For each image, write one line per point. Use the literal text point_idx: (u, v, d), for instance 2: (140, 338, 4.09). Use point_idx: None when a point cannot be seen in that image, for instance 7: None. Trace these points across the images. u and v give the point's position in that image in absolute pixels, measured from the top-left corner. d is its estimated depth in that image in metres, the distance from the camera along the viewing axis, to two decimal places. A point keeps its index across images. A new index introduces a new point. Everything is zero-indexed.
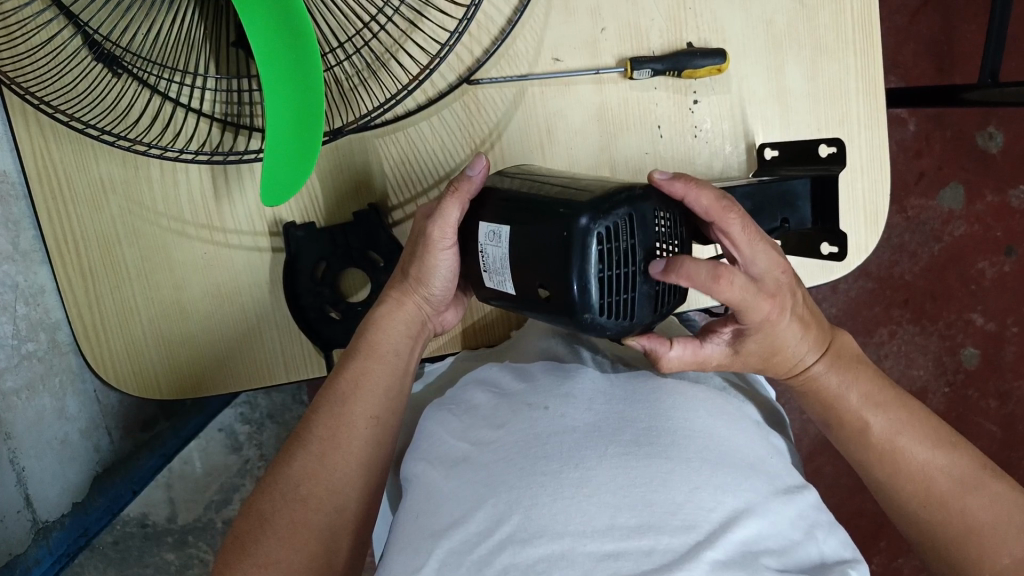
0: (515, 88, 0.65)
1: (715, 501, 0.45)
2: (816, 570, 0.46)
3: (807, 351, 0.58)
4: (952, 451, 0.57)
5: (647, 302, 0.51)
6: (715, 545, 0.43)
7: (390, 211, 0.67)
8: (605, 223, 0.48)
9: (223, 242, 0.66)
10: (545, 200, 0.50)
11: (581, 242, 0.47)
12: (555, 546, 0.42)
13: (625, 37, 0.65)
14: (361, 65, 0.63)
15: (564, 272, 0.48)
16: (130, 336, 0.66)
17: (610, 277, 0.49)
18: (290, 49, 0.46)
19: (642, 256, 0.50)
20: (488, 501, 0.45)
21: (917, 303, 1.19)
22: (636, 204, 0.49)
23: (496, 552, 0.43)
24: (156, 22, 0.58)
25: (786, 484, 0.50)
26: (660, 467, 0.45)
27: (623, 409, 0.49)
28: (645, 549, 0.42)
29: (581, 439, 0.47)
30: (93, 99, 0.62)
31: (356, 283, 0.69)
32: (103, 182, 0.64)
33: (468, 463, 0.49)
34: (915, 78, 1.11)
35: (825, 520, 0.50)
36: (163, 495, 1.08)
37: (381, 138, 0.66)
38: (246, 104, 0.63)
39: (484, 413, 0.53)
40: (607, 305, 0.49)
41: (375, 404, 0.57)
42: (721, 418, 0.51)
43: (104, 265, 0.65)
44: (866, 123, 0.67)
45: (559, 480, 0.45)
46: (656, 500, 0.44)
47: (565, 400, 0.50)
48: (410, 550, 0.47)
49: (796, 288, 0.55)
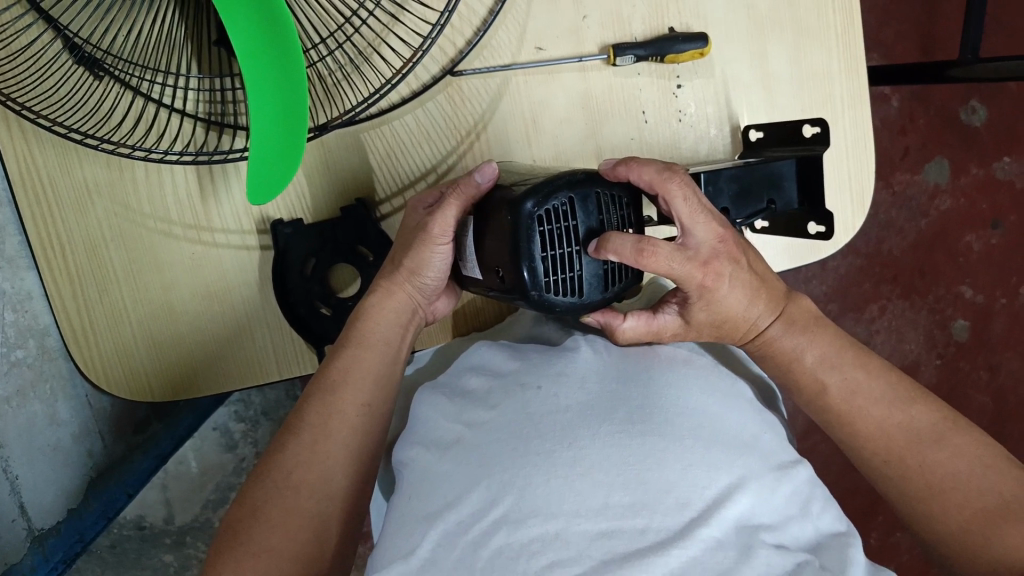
0: (498, 78, 0.65)
1: (709, 479, 0.44)
2: (813, 548, 0.47)
3: (761, 314, 0.57)
4: (914, 406, 0.57)
5: (596, 280, 0.50)
6: (710, 523, 0.42)
7: (378, 204, 0.67)
8: (546, 207, 0.47)
9: (212, 241, 0.65)
10: (500, 192, 0.50)
11: (522, 224, 0.47)
12: (549, 527, 0.42)
13: (607, 25, 0.65)
14: (343, 61, 0.62)
15: (511, 256, 0.48)
16: (119, 338, 0.66)
17: (555, 256, 0.48)
18: (273, 48, 0.46)
19: (585, 236, 0.49)
20: (481, 482, 0.44)
21: (905, 278, 1.20)
22: (578, 189, 0.49)
23: (490, 534, 0.42)
24: (137, 24, 0.58)
25: (780, 460, 0.49)
26: (655, 445, 0.44)
27: (617, 387, 0.48)
28: (640, 528, 0.42)
29: (574, 417, 0.46)
30: (76, 103, 0.61)
31: (346, 279, 0.69)
32: (88, 184, 0.63)
33: (460, 445, 0.48)
34: (900, 57, 1.12)
35: (821, 494, 0.50)
36: (158, 496, 1.08)
37: (367, 133, 0.65)
38: (229, 102, 0.63)
39: (475, 394, 0.52)
40: (553, 283, 0.48)
41: (366, 393, 0.57)
42: (713, 395, 0.50)
43: (91, 267, 0.64)
44: (849, 103, 0.67)
45: (553, 460, 0.44)
46: (651, 478, 0.43)
47: (558, 378, 0.49)
48: (402, 531, 0.46)
49: (738, 256, 0.54)
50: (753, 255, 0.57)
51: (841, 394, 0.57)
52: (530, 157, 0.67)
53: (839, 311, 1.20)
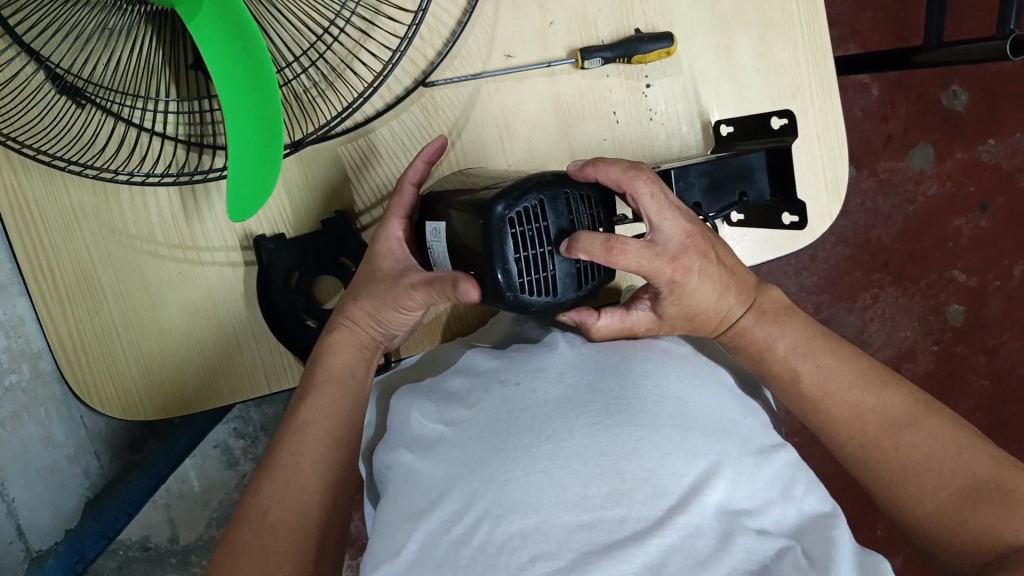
0: (470, 87, 0.67)
1: (687, 466, 0.45)
2: (796, 532, 0.47)
3: (733, 305, 0.58)
4: (886, 392, 0.58)
5: (570, 278, 0.51)
6: (689, 510, 0.43)
7: (358, 216, 0.68)
8: (517, 209, 0.49)
9: (197, 259, 0.67)
10: (472, 194, 0.52)
11: (494, 227, 0.48)
12: (529, 521, 0.43)
13: (574, 28, 0.67)
14: (317, 77, 0.64)
15: (485, 260, 0.49)
16: (112, 359, 0.67)
17: (527, 257, 0.49)
18: (240, 54, 0.49)
19: (556, 236, 0.50)
20: (462, 481, 0.45)
21: (896, 265, 1.21)
22: (547, 190, 0.50)
23: (472, 530, 0.43)
24: (116, 51, 0.60)
25: (761, 444, 0.50)
26: (631, 435, 0.45)
27: (594, 379, 0.49)
28: (619, 518, 0.43)
29: (552, 412, 0.47)
30: (59, 131, 0.63)
31: (329, 290, 0.70)
32: (74, 209, 0.64)
33: (443, 444, 0.49)
34: (876, 44, 1.16)
35: (804, 476, 0.50)
36: (162, 516, 1.09)
37: (344, 146, 0.66)
38: (209, 123, 0.64)
39: (457, 394, 0.53)
40: (528, 284, 0.50)
41: (340, 426, 0.59)
42: (692, 383, 0.51)
43: (81, 290, 0.65)
44: (817, 91, 0.69)
45: (531, 454, 0.45)
46: (628, 469, 0.44)
47: (536, 373, 0.50)
48: (389, 532, 0.47)
49: (705, 250, 0.56)
50: (720, 248, 0.58)
51: (816, 384, 0.59)
52: (505, 162, 0.68)
53: (832, 302, 1.21)
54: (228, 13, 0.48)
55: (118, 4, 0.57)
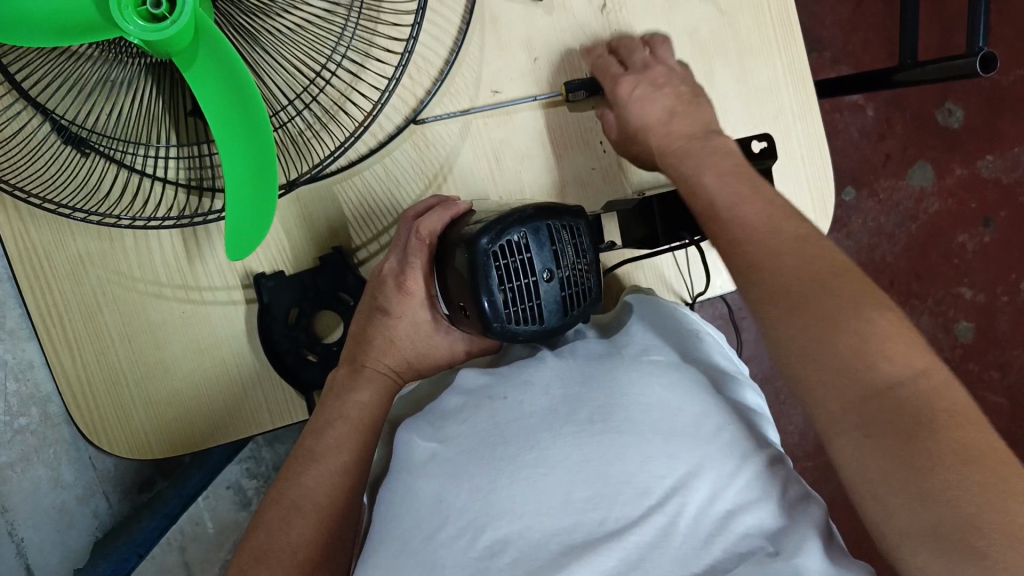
0: (459, 122, 0.69)
1: (668, 467, 0.45)
2: (778, 534, 0.45)
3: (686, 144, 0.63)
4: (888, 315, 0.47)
5: (556, 305, 0.52)
6: (665, 510, 0.44)
7: (355, 251, 0.70)
8: (501, 241, 0.50)
9: (199, 298, 0.69)
10: (462, 230, 0.54)
11: (478, 259, 0.50)
12: (513, 527, 0.44)
13: (558, 64, 0.70)
14: (311, 119, 0.66)
15: (472, 290, 0.51)
16: (119, 402, 0.68)
17: (515, 288, 0.51)
18: (231, 92, 0.51)
19: (542, 268, 0.52)
20: (453, 491, 0.46)
21: (901, 283, 1.22)
22: (530, 224, 0.51)
23: (458, 537, 0.44)
24: (118, 102, 0.62)
25: (746, 449, 0.48)
26: (614, 441, 0.46)
27: (581, 390, 0.49)
28: (598, 520, 0.44)
29: (539, 422, 0.48)
30: (64, 180, 0.65)
31: (329, 325, 0.72)
32: (81, 256, 0.67)
33: (434, 461, 0.48)
34: (868, 65, 1.18)
35: (782, 473, 0.48)
36: (178, 559, 1.06)
37: (339, 183, 0.68)
38: (209, 166, 0.67)
39: (446, 410, 0.52)
40: (515, 314, 0.51)
41: (349, 431, 0.58)
42: (681, 391, 0.50)
43: (88, 333, 0.67)
44: (799, 116, 0.71)
45: (516, 464, 0.46)
46: (610, 473, 0.45)
47: (524, 386, 0.51)
48: (380, 543, 0.48)
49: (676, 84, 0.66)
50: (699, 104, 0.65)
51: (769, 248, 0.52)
52: (496, 194, 0.70)
53: None
54: (218, 53, 0.51)
55: (120, 56, 0.60)
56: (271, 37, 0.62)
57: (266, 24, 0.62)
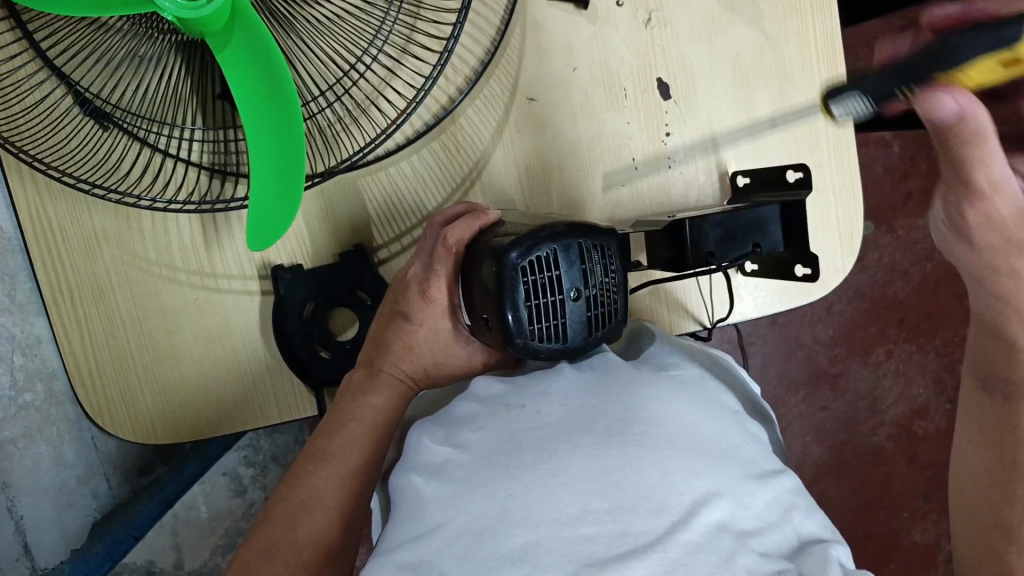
0: (493, 126, 0.68)
1: (687, 485, 0.44)
2: (793, 554, 0.45)
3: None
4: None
5: (581, 323, 0.51)
6: (689, 527, 0.42)
7: (376, 250, 0.69)
8: (531, 256, 0.49)
9: (214, 286, 0.67)
10: (491, 241, 0.53)
11: (507, 273, 0.49)
12: (531, 535, 0.41)
13: (597, 75, 0.68)
14: (341, 112, 0.65)
15: (497, 303, 0.50)
16: (125, 384, 0.67)
17: (540, 304, 0.50)
18: (264, 79, 0.50)
19: (569, 286, 0.50)
20: (467, 502, 0.44)
21: (912, 321, 1.21)
22: (562, 239, 0.50)
23: (475, 546, 0.42)
24: (144, 79, 0.61)
25: (761, 469, 0.49)
26: (632, 454, 0.44)
27: (597, 402, 0.48)
28: (620, 532, 0.42)
29: (556, 432, 0.46)
30: (85, 155, 0.64)
31: (345, 322, 0.71)
32: (97, 234, 0.65)
33: (451, 466, 0.47)
34: None
35: (804, 502, 0.49)
36: (168, 542, 1.07)
37: (365, 180, 0.67)
38: (233, 153, 0.66)
39: (460, 420, 0.51)
40: (539, 331, 0.50)
41: (361, 434, 0.57)
42: (694, 406, 0.49)
43: (98, 313, 0.66)
44: (834, 149, 0.70)
45: (534, 471, 0.44)
46: (628, 484, 0.43)
47: (542, 398, 0.49)
48: (384, 556, 0.46)
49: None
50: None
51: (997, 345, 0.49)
52: (522, 203, 0.69)
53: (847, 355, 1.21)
54: (254, 39, 0.50)
55: (150, 32, 0.59)
56: (307, 24, 0.62)
57: (304, 13, 0.61)
